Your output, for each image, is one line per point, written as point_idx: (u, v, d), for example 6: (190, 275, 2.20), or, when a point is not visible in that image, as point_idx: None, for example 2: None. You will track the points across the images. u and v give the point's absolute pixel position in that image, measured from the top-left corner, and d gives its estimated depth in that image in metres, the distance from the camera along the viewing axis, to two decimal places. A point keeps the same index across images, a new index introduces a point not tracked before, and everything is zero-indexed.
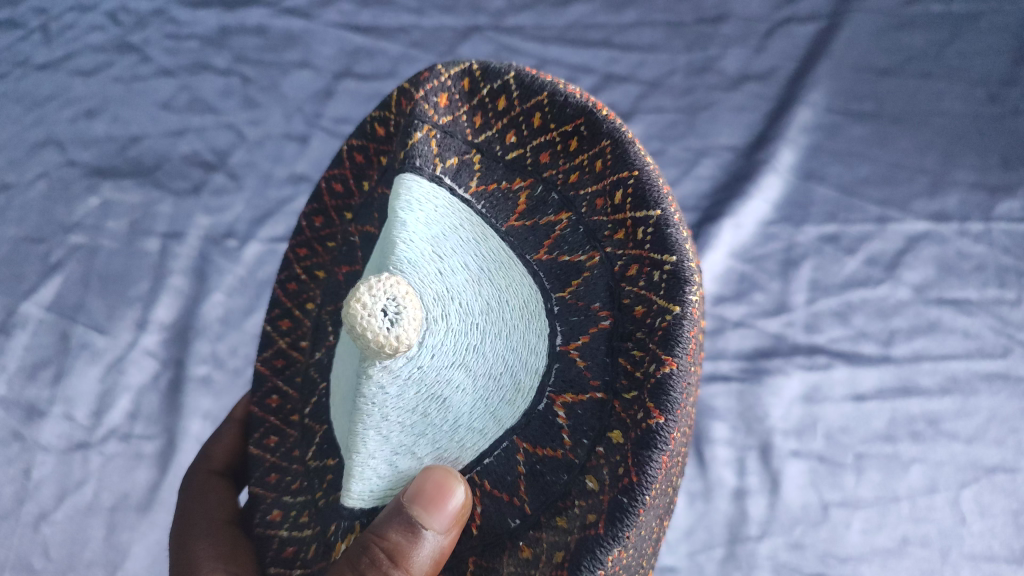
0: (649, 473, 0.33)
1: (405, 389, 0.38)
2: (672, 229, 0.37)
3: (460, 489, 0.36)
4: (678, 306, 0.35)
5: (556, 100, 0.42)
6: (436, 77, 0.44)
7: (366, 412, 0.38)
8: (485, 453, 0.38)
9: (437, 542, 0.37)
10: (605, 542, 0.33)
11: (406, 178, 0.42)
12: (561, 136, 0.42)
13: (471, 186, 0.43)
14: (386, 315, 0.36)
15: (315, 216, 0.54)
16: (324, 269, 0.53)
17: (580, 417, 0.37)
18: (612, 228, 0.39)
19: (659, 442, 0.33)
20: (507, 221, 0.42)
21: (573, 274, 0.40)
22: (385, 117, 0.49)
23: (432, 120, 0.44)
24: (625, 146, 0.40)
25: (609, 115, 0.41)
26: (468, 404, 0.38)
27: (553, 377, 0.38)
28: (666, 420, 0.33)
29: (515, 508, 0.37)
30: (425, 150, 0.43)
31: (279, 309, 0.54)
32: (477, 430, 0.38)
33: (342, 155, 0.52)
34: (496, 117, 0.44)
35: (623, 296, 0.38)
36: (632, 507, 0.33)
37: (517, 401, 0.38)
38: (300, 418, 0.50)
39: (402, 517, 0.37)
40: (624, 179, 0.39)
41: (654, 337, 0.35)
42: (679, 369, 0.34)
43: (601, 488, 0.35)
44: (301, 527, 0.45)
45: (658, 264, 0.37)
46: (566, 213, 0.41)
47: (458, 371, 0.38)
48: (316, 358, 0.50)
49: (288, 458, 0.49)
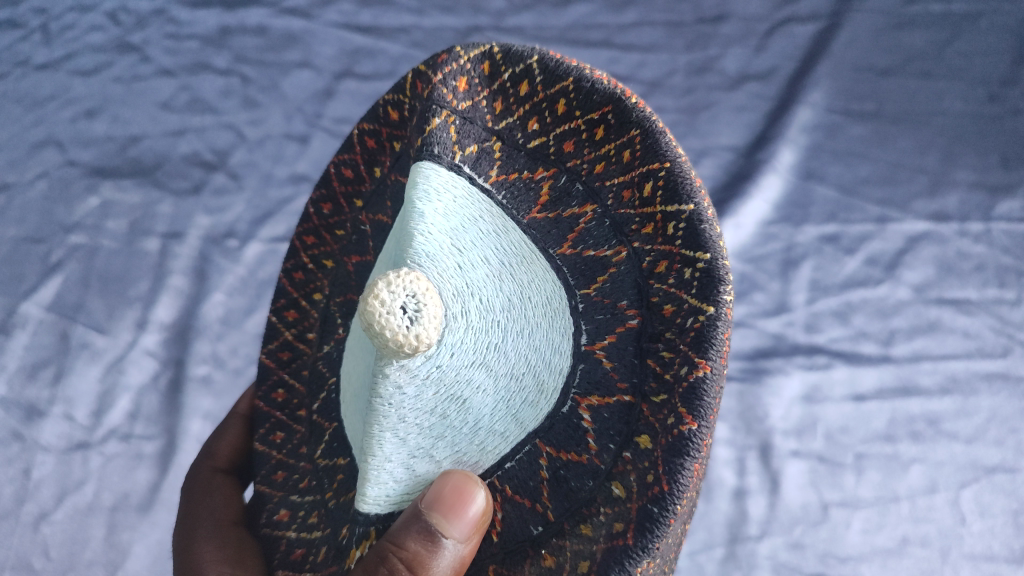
0: (680, 482, 0.33)
1: (422, 389, 0.37)
2: (705, 224, 0.37)
3: (479, 495, 0.37)
4: (712, 306, 0.35)
5: (582, 86, 0.41)
6: (455, 60, 0.43)
7: (383, 414, 0.38)
8: (506, 457, 0.39)
9: (456, 551, 0.37)
10: (634, 553, 0.33)
11: (423, 166, 0.42)
12: (585, 124, 0.42)
13: (491, 175, 0.43)
14: (406, 313, 0.35)
15: (323, 203, 0.54)
16: (331, 258, 0.53)
17: (606, 420, 0.37)
18: (640, 222, 0.39)
19: (691, 449, 0.33)
20: (529, 213, 0.42)
21: (599, 270, 0.40)
22: (398, 100, 0.49)
23: (450, 105, 0.43)
24: (655, 136, 0.39)
25: (638, 101, 0.41)
26: (489, 405, 0.38)
27: (577, 379, 0.38)
28: (698, 426, 0.33)
29: (538, 515, 0.37)
30: (444, 137, 0.42)
31: (285, 299, 0.54)
32: (497, 433, 0.38)
33: (353, 140, 0.52)
34: (518, 103, 0.43)
35: (652, 293, 0.38)
36: (662, 517, 0.33)
37: (540, 403, 0.38)
38: (308, 414, 0.49)
39: (421, 524, 0.37)
40: (655, 170, 0.39)
41: (686, 338, 0.35)
42: (712, 373, 0.34)
43: (629, 495, 0.35)
44: (310, 528, 0.45)
45: (690, 261, 0.36)
46: (590, 205, 0.41)
47: (479, 371, 0.38)
48: (324, 351, 0.50)
49: (295, 456, 0.49)
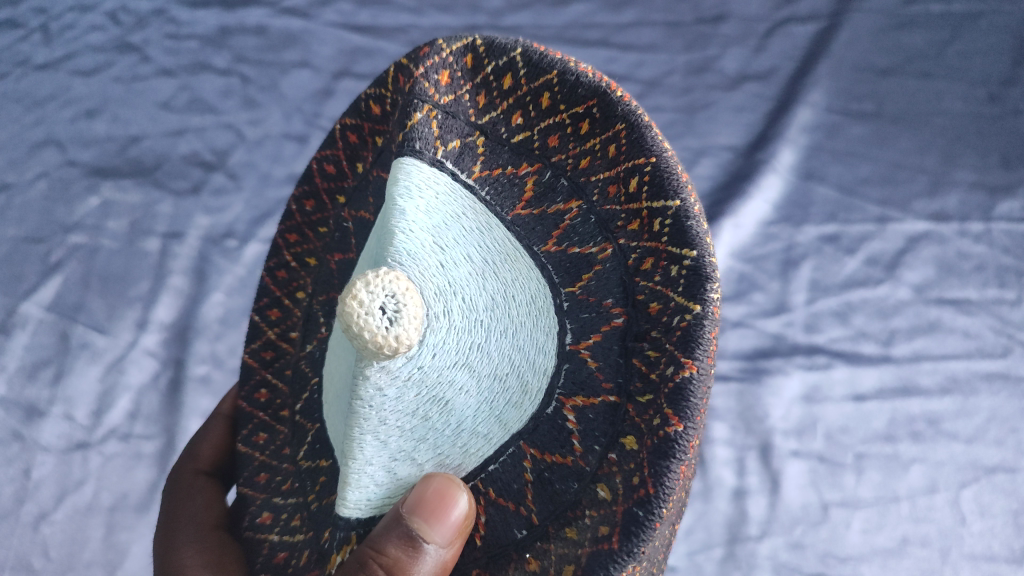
0: (666, 484, 0.33)
1: (403, 390, 0.37)
2: (691, 221, 0.37)
3: (462, 499, 0.37)
4: (698, 305, 0.35)
5: (567, 79, 0.41)
6: (437, 54, 0.43)
7: (363, 416, 0.37)
8: (489, 459, 0.39)
9: (438, 555, 0.38)
10: (619, 557, 0.33)
11: (405, 162, 0.41)
12: (570, 118, 0.42)
13: (474, 171, 0.43)
14: (385, 313, 0.35)
15: (306, 200, 0.54)
16: (314, 256, 0.53)
17: (591, 421, 0.37)
18: (625, 219, 0.39)
19: (678, 452, 0.33)
20: (513, 210, 0.42)
21: (584, 267, 0.40)
22: (380, 95, 0.49)
23: (433, 100, 0.43)
24: (640, 130, 0.39)
25: (623, 95, 0.41)
26: (472, 406, 0.38)
27: (562, 379, 0.38)
28: (684, 428, 0.33)
29: (522, 518, 0.37)
30: (425, 132, 0.42)
31: (268, 298, 0.54)
32: (480, 434, 0.39)
33: (335, 136, 0.52)
34: (502, 96, 0.43)
35: (637, 292, 0.38)
36: (648, 520, 0.33)
37: (524, 404, 0.38)
38: (290, 414, 0.49)
39: (401, 529, 0.37)
40: (641, 166, 0.38)
41: (672, 337, 0.35)
42: (699, 373, 0.34)
43: (614, 497, 0.35)
44: (293, 531, 0.45)
45: (676, 258, 0.36)
46: (575, 201, 0.41)
47: (461, 372, 0.38)
48: (307, 351, 0.50)
49: (278, 457, 0.49)
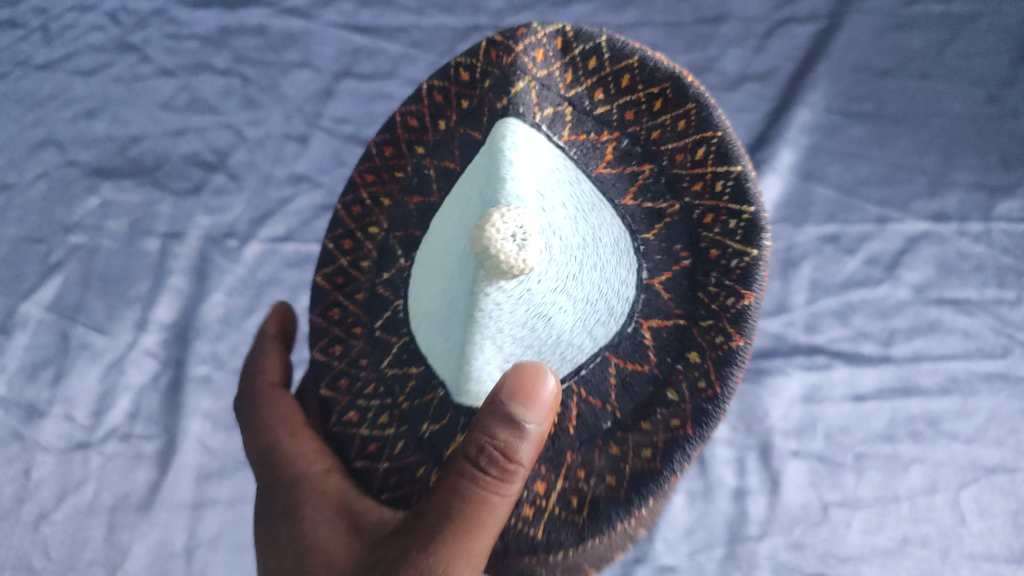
0: (729, 383, 0.41)
1: (516, 307, 0.42)
2: (750, 181, 0.42)
3: (551, 379, 0.40)
4: (755, 249, 0.41)
5: (646, 64, 0.45)
6: (533, 34, 0.46)
7: (484, 325, 0.41)
8: (581, 365, 0.45)
9: (538, 431, 0.42)
10: (692, 439, 0.41)
11: (508, 120, 0.44)
12: (646, 96, 0.45)
13: (564, 135, 0.47)
14: (516, 239, 0.38)
15: (386, 145, 0.53)
16: (391, 197, 0.53)
17: (665, 338, 0.44)
18: (691, 180, 0.44)
19: (737, 359, 0.41)
20: (597, 168, 0.46)
21: (656, 218, 0.45)
22: (472, 63, 0.49)
23: (531, 72, 0.46)
24: (710, 109, 0.43)
25: (694, 81, 0.44)
26: (569, 322, 0.44)
27: (640, 305, 0.45)
28: (744, 341, 0.41)
29: (607, 412, 0.44)
30: (527, 99, 0.46)
31: (342, 229, 0.54)
32: (575, 345, 0.45)
33: (422, 93, 0.52)
34: (587, 74, 0.46)
35: (701, 240, 0.43)
36: (714, 412, 0.41)
37: (610, 322, 0.45)
38: (368, 329, 0.51)
39: (500, 414, 0.40)
40: (709, 138, 0.43)
41: (733, 274, 0.42)
42: (755, 300, 0.41)
43: (681, 398, 0.42)
44: (381, 427, 0.48)
45: (736, 213, 0.42)
46: (648, 164, 0.45)
47: (561, 293, 0.43)
48: (383, 278, 0.52)
49: (355, 367, 0.50)
